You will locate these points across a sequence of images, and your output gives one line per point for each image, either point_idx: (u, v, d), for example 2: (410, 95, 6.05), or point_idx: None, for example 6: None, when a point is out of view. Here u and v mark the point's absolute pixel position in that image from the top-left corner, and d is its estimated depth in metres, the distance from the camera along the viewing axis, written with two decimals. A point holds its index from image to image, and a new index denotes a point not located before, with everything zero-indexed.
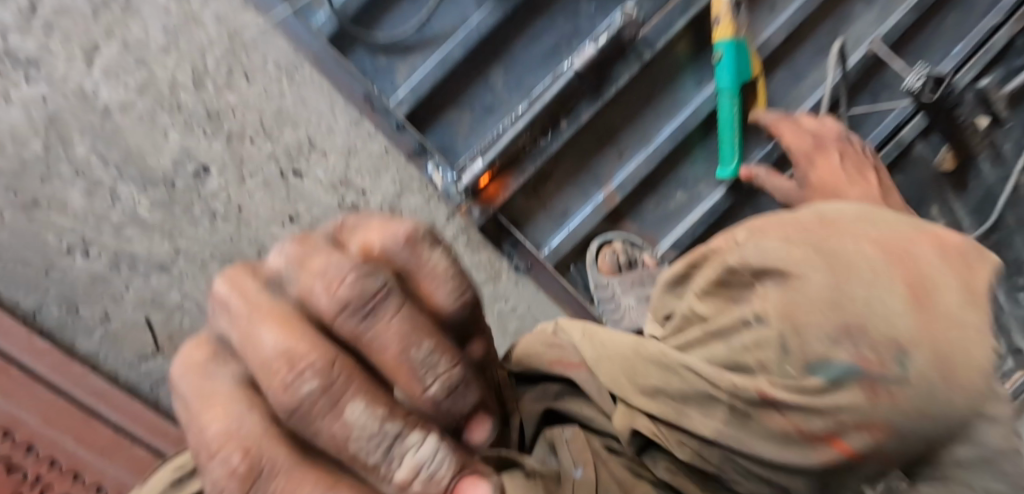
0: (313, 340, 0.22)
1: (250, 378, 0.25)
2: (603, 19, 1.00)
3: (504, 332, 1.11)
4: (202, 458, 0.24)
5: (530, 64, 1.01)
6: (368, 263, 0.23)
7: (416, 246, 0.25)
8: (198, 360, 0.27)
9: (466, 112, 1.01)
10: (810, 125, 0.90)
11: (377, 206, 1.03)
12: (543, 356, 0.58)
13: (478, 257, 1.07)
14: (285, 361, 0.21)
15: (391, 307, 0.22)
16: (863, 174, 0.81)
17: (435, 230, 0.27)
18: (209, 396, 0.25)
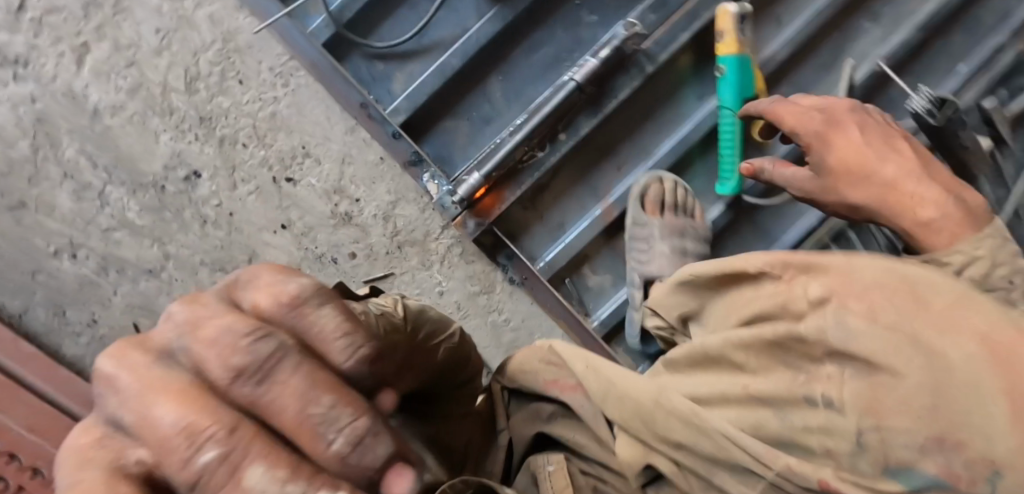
0: (211, 411, 0.22)
1: (135, 462, 0.23)
2: (605, 31, 0.99)
3: (497, 344, 1.10)
4: None
5: (530, 74, 0.99)
6: (255, 324, 0.24)
7: (302, 308, 0.26)
8: (81, 446, 0.25)
9: (463, 122, 1.00)
10: (817, 103, 0.76)
11: (371, 214, 1.02)
12: (539, 380, 0.57)
13: (472, 268, 1.05)
14: (184, 436, 0.22)
15: (286, 371, 0.23)
16: (900, 143, 0.68)
17: (323, 287, 0.28)
18: (84, 484, 0.23)
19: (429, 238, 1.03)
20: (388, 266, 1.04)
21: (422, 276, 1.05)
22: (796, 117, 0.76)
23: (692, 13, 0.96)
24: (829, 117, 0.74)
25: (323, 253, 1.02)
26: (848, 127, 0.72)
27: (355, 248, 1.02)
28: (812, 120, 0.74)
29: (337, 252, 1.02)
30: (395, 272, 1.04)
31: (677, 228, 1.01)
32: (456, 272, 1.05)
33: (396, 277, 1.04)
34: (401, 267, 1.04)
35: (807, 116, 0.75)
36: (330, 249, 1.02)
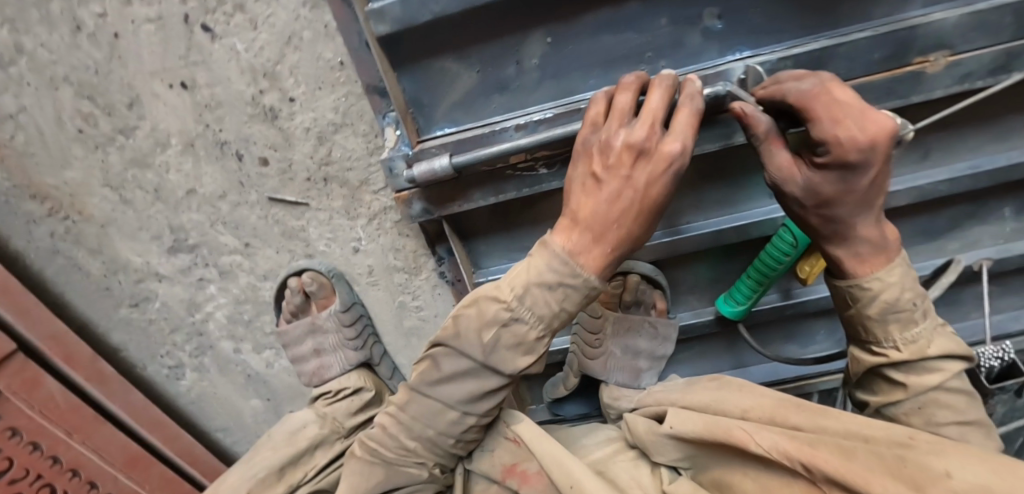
0: (643, 162, 0.55)
1: (591, 179, 0.57)
2: (715, 52, 0.70)
3: (398, 323, 0.97)
4: (582, 170, 0.58)
5: (584, 58, 0.69)
6: (652, 170, 0.54)
7: (657, 169, 0.54)
8: (586, 188, 0.57)
9: (469, 72, 0.69)
10: (856, 112, 0.55)
11: (302, 126, 0.75)
12: (496, 460, 0.64)
13: (401, 242, 0.85)
14: (620, 148, 0.55)
15: (651, 159, 0.55)
16: (873, 205, 0.61)
17: (654, 182, 0.54)
18: (584, 186, 0.58)
19: (364, 187, 0.79)
20: (303, 194, 0.81)
21: (340, 223, 0.84)
22: (838, 123, 0.55)
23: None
24: (866, 151, 0.55)
25: (228, 141, 0.77)
26: (872, 167, 0.56)
27: (270, 156, 0.78)
28: (858, 135, 0.54)
29: (245, 149, 0.77)
30: (311, 204, 0.82)
31: (632, 325, 0.86)
32: (382, 238, 0.85)
33: (309, 210, 0.83)
34: (319, 202, 0.82)
35: (842, 120, 0.55)
36: (238, 141, 0.77)
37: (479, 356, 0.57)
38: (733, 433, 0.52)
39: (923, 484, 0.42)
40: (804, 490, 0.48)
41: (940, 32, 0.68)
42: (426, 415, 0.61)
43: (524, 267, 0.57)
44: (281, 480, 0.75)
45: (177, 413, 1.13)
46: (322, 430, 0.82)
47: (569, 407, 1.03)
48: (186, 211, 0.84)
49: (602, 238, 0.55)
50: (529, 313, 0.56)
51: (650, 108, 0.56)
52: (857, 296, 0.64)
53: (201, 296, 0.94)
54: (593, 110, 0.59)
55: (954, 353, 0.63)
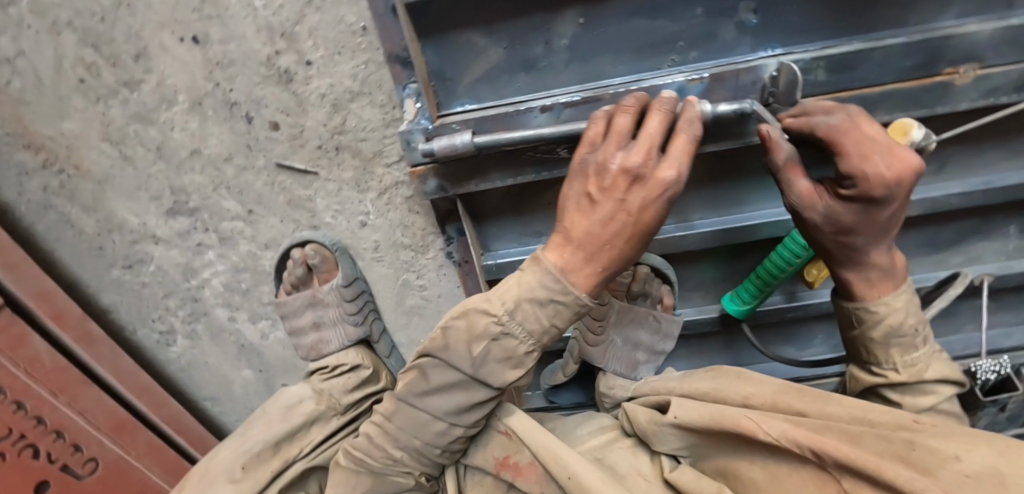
0: (636, 186, 0.49)
1: (582, 200, 0.51)
2: (747, 47, 0.70)
3: (400, 301, 0.95)
4: (573, 190, 0.52)
5: (614, 42, 0.68)
6: (644, 197, 0.49)
7: (649, 197, 0.48)
8: (576, 209, 0.51)
9: (496, 48, 0.68)
10: (884, 150, 0.56)
11: (317, 92, 0.72)
12: (489, 454, 0.61)
13: (410, 219, 0.83)
14: (614, 170, 0.49)
15: (645, 185, 0.49)
16: (887, 235, 0.62)
17: (646, 211, 0.49)
18: (574, 207, 0.51)
19: (377, 159, 0.77)
20: (313, 162, 0.79)
21: (349, 195, 0.81)
22: (866, 160, 0.56)
23: (865, 102, 0.70)
24: (891, 187, 0.56)
25: (238, 102, 0.74)
26: (893, 202, 0.58)
27: (282, 120, 0.75)
28: (885, 173, 0.55)
29: (256, 112, 0.75)
30: (320, 173, 0.80)
31: (634, 318, 0.84)
32: (391, 213, 0.83)
33: (318, 180, 0.80)
34: (329, 172, 0.79)
35: (870, 156, 0.56)
36: (249, 103, 0.74)
37: (468, 368, 0.53)
38: (739, 419, 0.50)
39: (933, 468, 0.40)
40: (812, 476, 0.45)
41: (973, 44, 0.67)
42: (412, 425, 0.57)
43: (517, 278, 0.52)
44: (277, 454, 0.74)
45: (165, 379, 1.10)
46: (318, 406, 0.81)
47: (565, 395, 1.02)
48: (188, 173, 0.81)
49: (592, 261, 0.50)
50: (520, 328, 0.51)
51: (648, 131, 0.50)
52: (863, 318, 0.66)
53: (198, 261, 0.91)
54: (591, 128, 0.53)
55: (951, 380, 0.64)
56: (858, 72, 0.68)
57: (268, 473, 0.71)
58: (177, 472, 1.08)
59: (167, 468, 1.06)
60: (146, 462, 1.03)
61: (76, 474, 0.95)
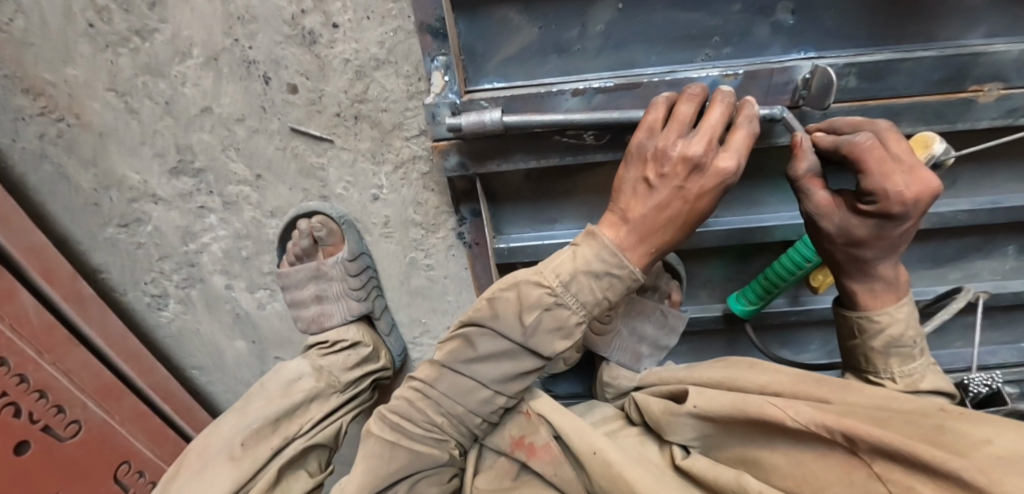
0: (694, 177, 0.51)
1: (639, 183, 0.53)
2: (781, 48, 0.69)
3: (404, 282, 0.92)
4: (631, 172, 0.54)
5: (649, 31, 0.67)
6: (699, 187, 0.51)
7: (705, 188, 0.51)
8: (632, 191, 0.54)
9: (530, 27, 0.66)
10: (906, 168, 0.54)
11: (341, 57, 0.70)
12: (506, 432, 0.64)
13: (424, 196, 0.81)
14: (675, 158, 0.51)
15: (703, 177, 0.51)
16: (896, 252, 0.61)
17: (700, 200, 0.52)
18: (630, 188, 0.54)
19: (396, 131, 0.75)
20: (329, 130, 0.76)
21: (364, 167, 0.79)
22: (888, 178, 0.54)
23: (891, 113, 0.70)
24: (910, 206, 0.54)
25: (256, 61, 0.71)
26: (908, 220, 0.56)
27: (301, 84, 0.72)
28: (904, 192, 0.54)
29: (274, 73, 0.72)
30: (335, 141, 0.77)
31: (643, 309, 0.84)
32: (405, 189, 0.81)
33: (332, 148, 0.78)
34: (344, 141, 0.77)
35: (890, 174, 0.54)
36: (268, 63, 0.71)
37: (519, 337, 0.55)
38: (768, 411, 0.53)
39: (966, 450, 0.43)
40: (839, 461, 0.49)
41: (1001, 63, 0.68)
42: (456, 391, 0.59)
43: (571, 253, 0.55)
44: (276, 431, 0.74)
45: (153, 345, 1.07)
46: (318, 384, 0.82)
47: (562, 385, 1.01)
48: (196, 132, 0.78)
49: (646, 239, 0.54)
50: (574, 299, 0.54)
51: (710, 121, 0.52)
52: (864, 328, 0.65)
53: (199, 225, 0.88)
54: (651, 112, 0.54)
55: (943, 390, 0.64)
56: (887, 81, 0.68)
57: (267, 451, 0.71)
58: (160, 439, 1.05)
59: (151, 436, 1.04)
60: (130, 429, 1.00)
61: (57, 437, 0.91)
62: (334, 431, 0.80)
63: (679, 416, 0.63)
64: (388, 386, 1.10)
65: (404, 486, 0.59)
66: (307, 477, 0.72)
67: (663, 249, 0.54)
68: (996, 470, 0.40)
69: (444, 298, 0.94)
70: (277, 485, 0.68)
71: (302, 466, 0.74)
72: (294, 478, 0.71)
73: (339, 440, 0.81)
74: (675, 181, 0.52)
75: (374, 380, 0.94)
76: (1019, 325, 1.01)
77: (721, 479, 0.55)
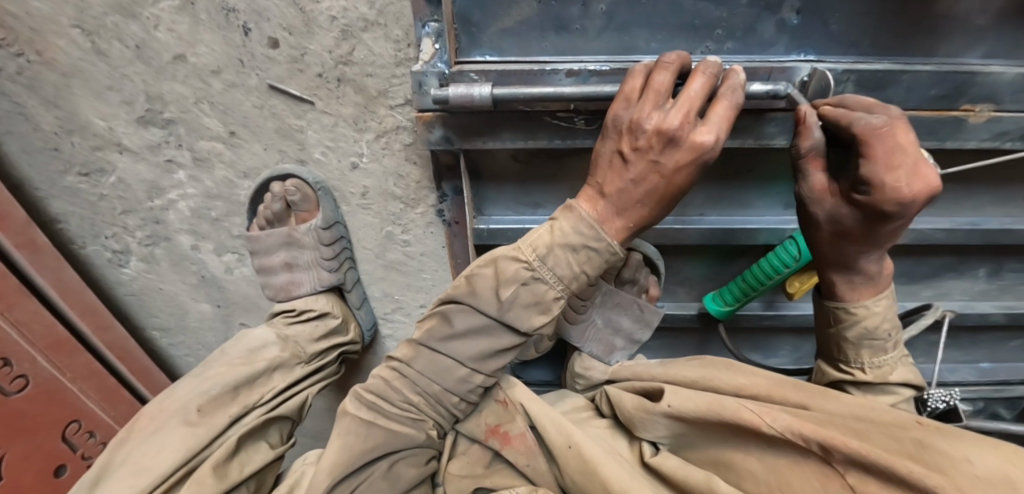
0: (670, 154, 0.49)
1: (615, 157, 0.51)
2: (784, 48, 0.68)
3: (379, 255, 0.90)
4: (608, 145, 0.52)
5: (652, 18, 0.65)
6: (676, 164, 0.49)
7: (682, 164, 0.49)
8: (609, 165, 0.52)
9: (530, 1, 0.64)
10: (912, 166, 0.50)
11: (327, 14, 0.66)
12: (480, 420, 0.62)
13: (406, 168, 0.78)
14: (649, 131, 0.48)
15: (679, 152, 0.48)
16: (883, 249, 0.58)
17: (677, 176, 0.49)
18: (607, 162, 0.52)
19: (381, 99, 0.72)
20: (309, 91, 0.73)
21: (344, 132, 0.76)
22: (890, 170, 0.50)
23: None
24: (903, 202, 0.51)
25: (236, 10, 0.67)
26: (904, 218, 0.52)
27: (283, 39, 0.69)
28: (902, 188, 0.50)
29: (255, 24, 0.68)
30: (316, 103, 0.74)
31: (619, 302, 0.82)
32: (386, 159, 0.78)
33: (313, 110, 0.74)
34: (325, 104, 0.73)
35: (894, 166, 0.50)
36: (249, 13, 0.67)
37: (494, 311, 0.53)
38: (745, 417, 0.54)
39: (945, 467, 0.44)
40: (812, 470, 0.50)
41: (996, 85, 0.68)
42: (433, 370, 0.57)
43: (547, 228, 0.53)
44: (236, 399, 0.71)
45: (111, 302, 1.02)
46: (283, 353, 0.79)
47: (533, 372, 1.00)
48: (169, 81, 0.74)
49: (619, 214, 0.52)
50: (551, 273, 0.52)
51: (688, 93, 0.49)
52: (840, 317, 0.62)
53: (167, 181, 0.84)
54: (628, 82, 0.51)
55: (912, 383, 0.62)
56: (886, 92, 0.67)
57: (225, 419, 0.68)
58: (113, 399, 1.02)
59: (105, 396, 1.00)
60: (82, 386, 0.96)
61: (2, 391, 0.85)
62: (299, 403, 0.77)
63: (655, 415, 0.63)
64: (357, 362, 1.08)
65: (382, 466, 0.56)
66: (268, 449, 0.68)
67: (641, 223, 0.52)
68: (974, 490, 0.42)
69: (419, 275, 0.92)
70: (235, 455, 0.64)
71: (263, 437, 0.70)
72: (254, 450, 0.67)
73: (303, 412, 0.79)
74: (649, 156, 0.49)
75: (341, 353, 0.92)
76: (981, 346, 1.03)
77: (690, 480, 0.55)
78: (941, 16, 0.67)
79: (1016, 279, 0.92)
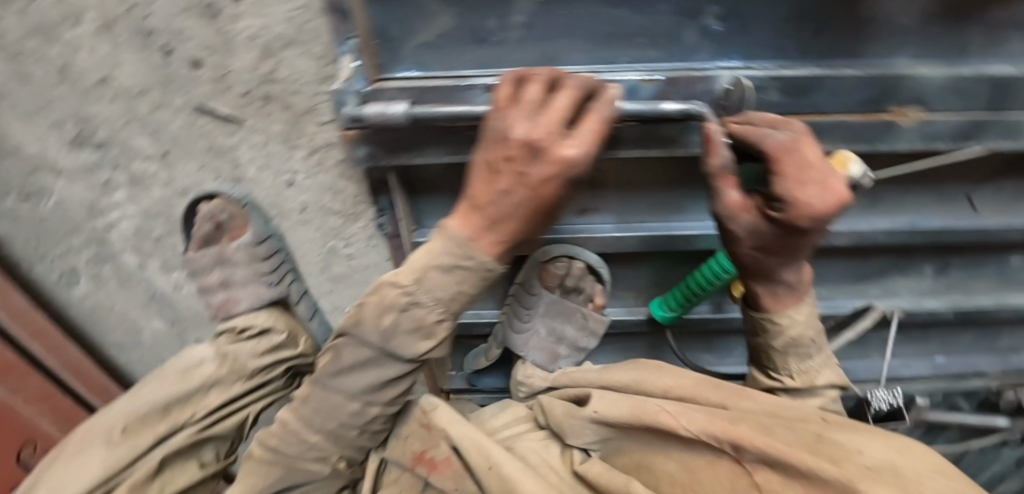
0: (537, 168, 0.39)
1: (484, 172, 0.42)
2: (709, 54, 0.67)
3: (324, 270, 0.91)
4: (479, 157, 0.43)
5: (571, 29, 0.64)
6: (544, 180, 0.39)
7: (549, 181, 0.39)
8: (479, 180, 0.42)
9: (446, 14, 0.63)
10: (820, 184, 0.49)
11: (246, 33, 0.65)
12: (405, 448, 0.62)
13: (342, 183, 0.78)
14: (513, 143, 0.40)
15: (546, 166, 0.39)
16: (798, 260, 0.57)
17: (547, 193, 0.40)
18: (478, 176, 0.43)
19: (308, 116, 0.72)
20: (237, 110, 0.72)
21: (276, 150, 0.75)
22: (801, 187, 0.49)
23: (812, 129, 0.69)
24: (818, 218, 0.50)
25: (156, 32, 0.66)
26: (815, 232, 0.52)
27: (204, 59, 0.68)
28: (817, 204, 0.49)
29: (175, 45, 0.67)
30: (245, 122, 0.73)
31: (563, 311, 0.83)
32: (321, 176, 0.77)
33: (242, 130, 0.74)
34: (254, 123, 0.73)
35: (805, 183, 0.49)
36: (168, 34, 0.66)
37: (376, 342, 0.48)
38: (663, 420, 0.54)
39: (840, 459, 0.43)
40: (725, 471, 0.49)
41: (922, 87, 0.68)
42: (327, 407, 0.55)
43: (420, 248, 0.46)
44: (166, 417, 0.68)
45: (64, 321, 1.02)
46: (218, 371, 0.73)
47: (488, 380, 1.00)
48: (96, 102, 0.73)
49: (491, 229, 0.42)
50: (429, 297, 0.45)
51: (560, 102, 0.40)
52: (766, 327, 0.61)
53: (105, 201, 0.84)
54: (498, 90, 0.42)
55: (839, 384, 0.62)
56: (811, 98, 0.67)
57: (150, 439, 0.66)
58: (71, 418, 1.02)
59: (60, 417, 1.00)
60: (36, 408, 0.97)
61: None
62: (239, 421, 0.74)
63: (584, 422, 0.63)
64: None
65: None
66: (196, 468, 0.70)
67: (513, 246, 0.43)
68: (860, 477, 0.40)
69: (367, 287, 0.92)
70: (158, 475, 0.65)
71: (194, 455, 0.70)
72: (181, 470, 0.68)
73: (245, 430, 0.75)
74: (515, 170, 0.40)
75: (293, 368, 0.83)
76: (933, 341, 1.04)
77: (610, 481, 0.55)
78: (868, 20, 0.66)
79: (960, 275, 0.93)
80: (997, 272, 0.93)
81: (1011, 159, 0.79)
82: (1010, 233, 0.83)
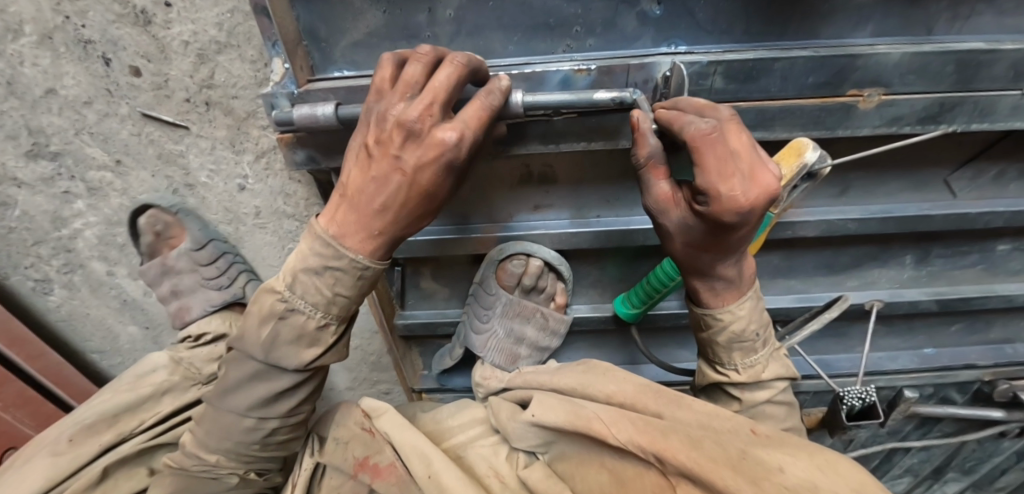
0: (417, 146, 0.48)
1: (362, 152, 0.51)
2: (650, 41, 0.64)
3: None
4: (358, 136, 0.51)
5: (503, 21, 0.62)
6: (416, 163, 0.48)
7: (421, 162, 0.48)
8: (360, 160, 0.51)
9: (374, 12, 0.61)
10: (746, 180, 0.47)
11: (180, 39, 0.65)
12: (347, 454, 0.63)
13: (292, 186, 0.78)
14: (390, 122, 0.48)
15: (416, 145, 0.48)
16: (736, 254, 0.55)
17: (417, 177, 0.49)
18: (356, 154, 0.52)
19: (250, 120, 0.71)
20: (182, 116, 0.72)
21: (224, 155, 0.75)
22: (725, 181, 0.47)
23: (764, 115, 0.66)
24: (744, 213, 0.48)
25: (93, 41, 0.66)
26: (746, 225, 0.50)
27: (142, 66, 0.68)
28: (739, 198, 0.47)
29: (113, 54, 0.67)
30: (190, 128, 0.73)
31: (523, 312, 0.83)
32: (270, 179, 0.77)
33: (188, 135, 0.74)
34: (200, 128, 0.73)
35: (729, 176, 0.47)
36: (105, 43, 0.66)
37: (260, 353, 0.57)
38: (595, 427, 0.52)
39: (760, 480, 0.40)
40: (652, 482, 0.48)
41: (881, 68, 0.64)
42: (221, 428, 0.62)
43: (295, 253, 0.56)
44: (112, 427, 0.75)
45: (44, 329, 1.04)
46: (171, 377, 0.80)
47: (457, 379, 0.99)
48: (44, 114, 0.73)
49: (365, 221, 0.52)
50: (303, 303, 0.56)
51: (435, 82, 0.48)
52: (709, 323, 0.60)
53: (67, 211, 0.84)
54: (378, 72, 0.49)
55: (786, 376, 0.61)
56: (760, 82, 0.64)
57: (93, 450, 0.73)
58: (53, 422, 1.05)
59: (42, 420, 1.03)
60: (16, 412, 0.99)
61: None
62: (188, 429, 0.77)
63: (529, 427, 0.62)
64: None
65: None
66: (143, 475, 0.72)
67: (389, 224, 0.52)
68: None
69: None
70: (103, 482, 0.69)
71: (143, 462, 0.73)
72: (127, 476, 0.71)
73: None
74: (388, 150, 0.49)
75: None
76: (922, 333, 0.99)
77: None
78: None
79: (942, 263, 0.88)
80: (984, 259, 0.88)
81: (985, 142, 0.75)
82: (993, 218, 0.78)
